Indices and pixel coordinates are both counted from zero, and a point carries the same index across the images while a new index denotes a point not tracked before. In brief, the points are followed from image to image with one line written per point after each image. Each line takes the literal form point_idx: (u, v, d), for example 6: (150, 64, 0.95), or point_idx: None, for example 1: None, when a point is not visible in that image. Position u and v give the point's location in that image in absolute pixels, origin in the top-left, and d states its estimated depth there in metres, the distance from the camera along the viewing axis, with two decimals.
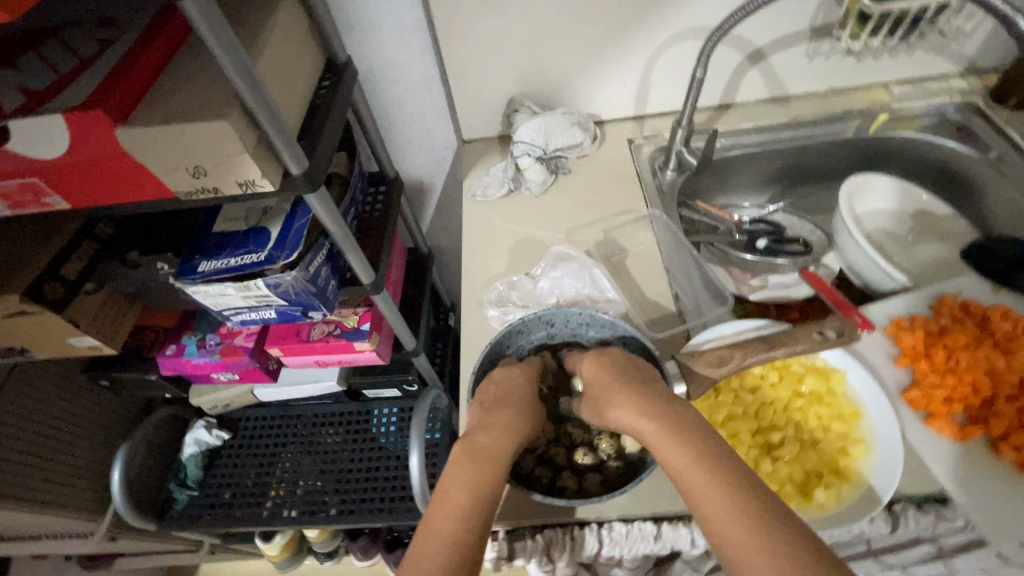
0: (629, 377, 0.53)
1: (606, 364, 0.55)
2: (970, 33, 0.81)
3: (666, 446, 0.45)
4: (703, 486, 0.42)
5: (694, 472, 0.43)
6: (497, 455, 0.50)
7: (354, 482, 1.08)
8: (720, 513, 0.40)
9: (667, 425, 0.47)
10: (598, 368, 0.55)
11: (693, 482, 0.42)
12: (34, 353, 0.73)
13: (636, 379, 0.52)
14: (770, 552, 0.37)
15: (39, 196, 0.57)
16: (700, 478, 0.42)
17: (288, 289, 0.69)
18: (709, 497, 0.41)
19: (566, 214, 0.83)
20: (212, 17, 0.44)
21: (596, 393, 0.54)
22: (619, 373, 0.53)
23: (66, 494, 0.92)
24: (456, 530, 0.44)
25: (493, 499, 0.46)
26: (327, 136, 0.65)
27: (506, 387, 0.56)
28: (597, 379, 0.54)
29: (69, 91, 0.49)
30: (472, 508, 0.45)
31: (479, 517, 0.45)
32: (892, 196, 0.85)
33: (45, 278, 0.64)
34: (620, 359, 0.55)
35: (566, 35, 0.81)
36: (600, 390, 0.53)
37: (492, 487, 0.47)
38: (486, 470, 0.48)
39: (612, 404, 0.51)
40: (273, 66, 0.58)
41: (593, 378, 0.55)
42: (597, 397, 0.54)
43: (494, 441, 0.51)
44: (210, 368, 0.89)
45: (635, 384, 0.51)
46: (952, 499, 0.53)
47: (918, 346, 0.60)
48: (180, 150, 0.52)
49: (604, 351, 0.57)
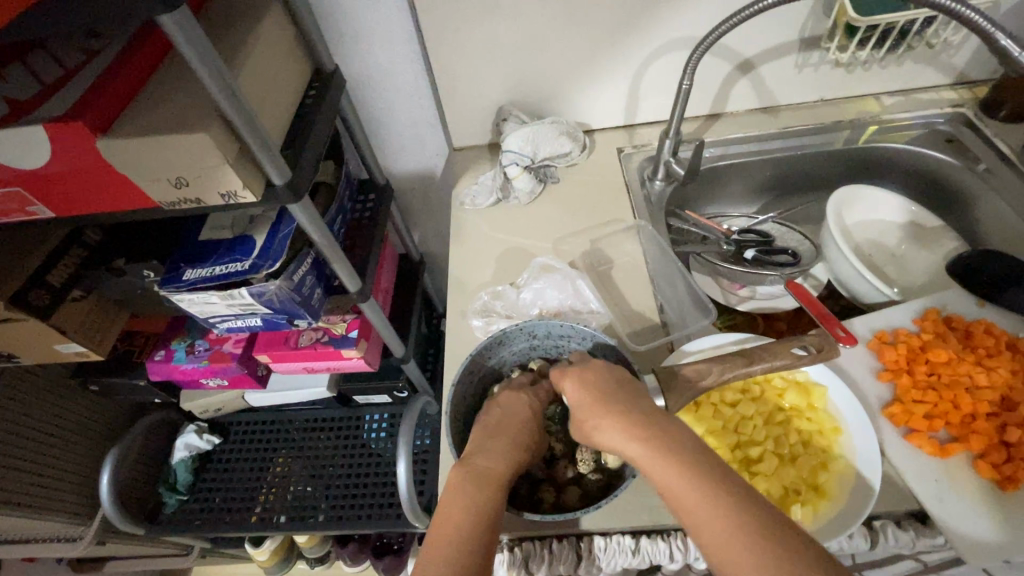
0: (613, 395, 0.50)
1: (590, 381, 0.52)
2: (959, 45, 0.81)
3: (658, 467, 0.43)
4: (695, 503, 0.40)
5: (694, 497, 0.40)
6: (493, 478, 0.50)
7: (343, 488, 1.07)
8: (721, 537, 0.38)
9: (659, 443, 0.44)
10: (581, 386, 0.53)
11: (688, 499, 0.40)
12: (21, 359, 0.73)
13: (619, 398, 0.50)
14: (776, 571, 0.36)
15: (23, 205, 0.57)
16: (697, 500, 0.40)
17: (272, 297, 0.69)
18: (706, 517, 0.39)
19: (553, 223, 0.82)
20: (191, 32, 0.45)
21: (579, 413, 0.51)
22: (603, 391, 0.51)
23: (53, 498, 0.92)
24: (455, 554, 0.43)
25: (491, 523, 0.46)
26: (312, 147, 0.65)
27: (501, 412, 0.57)
28: (580, 397, 0.52)
29: (50, 103, 0.49)
30: (460, 533, 0.45)
31: (472, 540, 0.44)
32: (880, 207, 0.85)
33: (30, 285, 0.65)
34: (601, 375, 0.52)
35: (554, 45, 0.81)
36: (584, 409, 0.51)
37: (490, 513, 0.47)
38: (464, 490, 0.48)
39: (600, 425, 0.49)
40: (255, 77, 0.58)
41: (578, 397, 0.52)
42: (583, 412, 0.51)
43: (485, 464, 0.51)
44: (198, 374, 0.89)
45: (621, 402, 0.49)
46: (932, 516, 0.52)
47: (900, 361, 0.60)
48: (162, 161, 0.53)
49: (585, 366, 0.54)
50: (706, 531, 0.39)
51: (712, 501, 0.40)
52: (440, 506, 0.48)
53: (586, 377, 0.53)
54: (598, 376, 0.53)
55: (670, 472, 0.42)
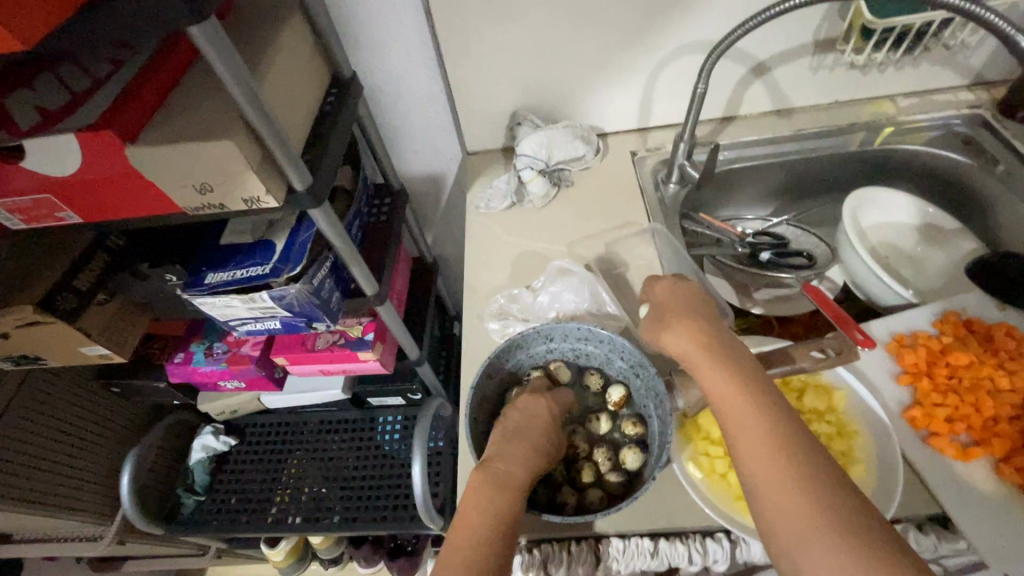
0: (698, 309, 0.56)
1: (679, 293, 0.59)
2: (976, 47, 0.81)
3: (714, 374, 0.49)
4: (731, 400, 0.47)
5: (733, 394, 0.47)
6: (514, 481, 0.50)
7: (358, 490, 1.08)
8: (745, 425, 0.45)
9: (722, 354, 0.50)
10: (670, 294, 0.59)
11: (726, 396, 0.48)
12: (47, 361, 0.75)
13: (699, 312, 0.56)
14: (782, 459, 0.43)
15: (53, 210, 0.58)
16: (742, 408, 0.46)
17: (293, 301, 0.70)
18: (738, 412, 0.46)
19: (567, 226, 0.83)
20: (218, 43, 0.46)
21: (659, 310, 0.58)
22: (686, 303, 0.57)
23: (76, 497, 0.94)
24: (478, 558, 0.45)
25: (508, 524, 0.48)
26: (331, 152, 0.66)
27: (519, 415, 0.57)
28: (660, 306, 0.58)
29: (81, 112, 0.50)
30: (482, 535, 0.46)
31: (493, 539, 0.46)
32: (896, 209, 0.85)
33: (58, 289, 0.66)
34: (692, 294, 0.58)
35: (569, 49, 0.81)
36: (665, 309, 0.57)
37: (506, 516, 0.48)
38: (485, 489, 0.49)
39: (677, 320, 0.55)
40: (278, 85, 0.59)
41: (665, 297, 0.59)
42: (664, 310, 0.58)
43: (506, 466, 0.51)
44: (217, 376, 0.90)
45: (700, 318, 0.55)
46: (953, 520, 0.52)
47: (920, 364, 0.60)
48: (188, 167, 0.54)
49: (681, 281, 0.60)
50: (741, 433, 0.45)
51: (755, 411, 0.46)
52: (462, 508, 0.49)
53: (678, 291, 0.59)
54: (690, 293, 0.58)
55: (725, 382, 0.48)
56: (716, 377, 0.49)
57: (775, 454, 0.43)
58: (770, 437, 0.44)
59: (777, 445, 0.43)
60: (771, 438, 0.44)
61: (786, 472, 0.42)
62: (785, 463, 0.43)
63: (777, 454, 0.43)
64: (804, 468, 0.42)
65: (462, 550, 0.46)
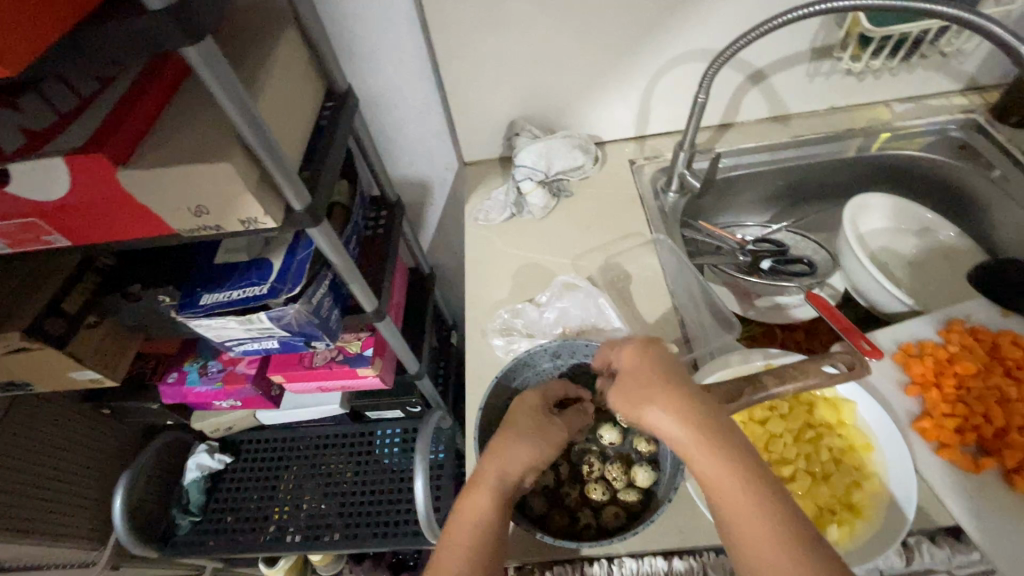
0: (677, 378, 0.48)
1: (654, 359, 0.49)
2: (970, 53, 0.81)
3: (710, 462, 0.42)
4: (716, 472, 0.42)
5: (716, 465, 0.42)
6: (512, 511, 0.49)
7: (358, 506, 1.06)
8: (734, 497, 0.41)
9: (717, 438, 0.43)
10: (641, 361, 0.50)
11: (708, 468, 0.43)
12: (34, 387, 0.72)
13: (680, 383, 0.47)
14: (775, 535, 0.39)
15: (39, 234, 0.56)
16: (747, 501, 0.41)
17: (292, 320, 0.68)
18: (723, 483, 0.42)
19: (569, 239, 0.82)
20: (214, 63, 0.44)
21: (632, 383, 0.49)
22: (661, 371, 0.48)
23: (66, 523, 0.91)
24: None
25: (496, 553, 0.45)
26: (329, 169, 0.64)
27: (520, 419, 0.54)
28: (627, 380, 0.50)
29: (69, 134, 0.48)
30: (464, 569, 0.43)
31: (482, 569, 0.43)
32: (892, 215, 0.85)
33: (46, 313, 0.64)
34: (667, 357, 0.50)
35: (566, 59, 0.81)
36: (638, 382, 0.48)
37: (497, 520, 0.46)
38: (482, 494, 0.47)
39: (653, 399, 0.46)
40: (274, 102, 0.57)
41: (635, 365, 0.50)
42: (635, 382, 0.49)
43: (503, 467, 0.48)
44: (212, 396, 0.88)
45: (682, 389, 0.47)
46: (967, 531, 0.52)
47: (927, 374, 0.60)
48: (183, 190, 0.52)
49: (651, 341, 0.51)
50: (736, 515, 0.41)
51: (760, 504, 0.40)
52: (456, 512, 0.47)
53: (649, 356, 0.50)
54: (663, 355, 0.50)
55: (724, 469, 0.42)
56: (712, 464, 0.42)
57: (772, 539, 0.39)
58: (783, 540, 0.39)
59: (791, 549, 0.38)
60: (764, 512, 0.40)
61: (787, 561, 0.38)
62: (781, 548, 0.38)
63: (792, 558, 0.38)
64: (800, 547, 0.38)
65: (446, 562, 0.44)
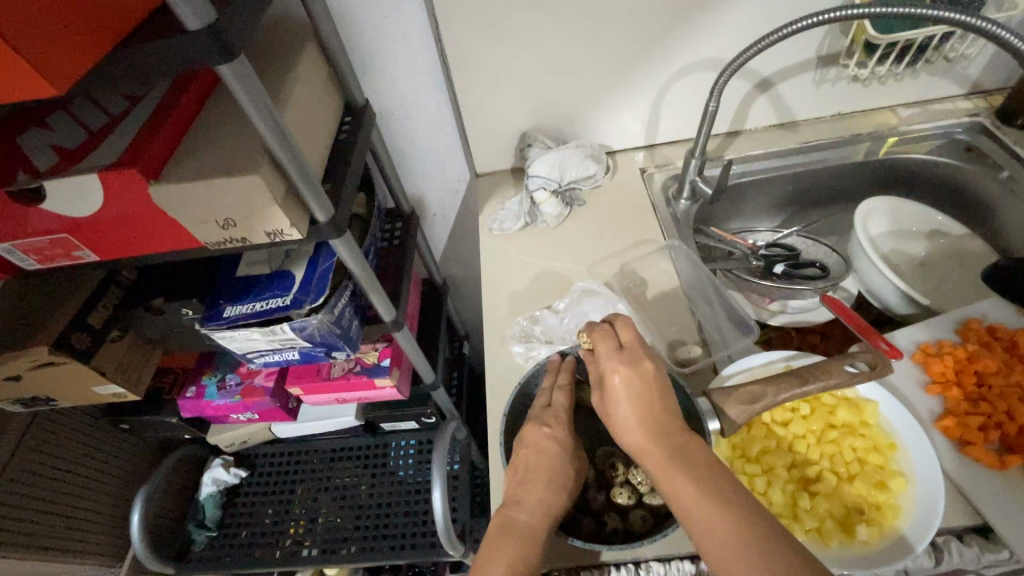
0: (655, 405, 0.50)
1: (639, 385, 0.52)
2: (974, 57, 0.83)
3: (680, 480, 0.46)
4: (671, 475, 0.46)
5: (671, 469, 0.47)
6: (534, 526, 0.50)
7: (374, 518, 1.06)
8: (688, 495, 0.45)
9: (688, 459, 0.47)
10: (632, 388, 0.51)
11: (667, 474, 0.47)
12: (58, 401, 0.73)
13: (658, 406, 0.50)
14: (725, 519, 0.43)
15: (69, 249, 0.57)
16: (693, 493, 0.45)
17: (313, 331, 0.69)
18: (679, 483, 0.46)
19: (584, 246, 0.83)
20: (247, 81, 0.45)
21: (619, 409, 0.51)
22: (646, 397, 0.51)
23: (81, 538, 0.90)
24: None
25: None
26: (350, 181, 0.66)
27: (523, 457, 0.55)
28: (612, 397, 0.52)
29: (102, 151, 0.50)
30: None
31: None
32: (905, 217, 0.86)
33: (73, 328, 0.65)
34: (649, 382, 0.52)
35: (576, 71, 0.82)
36: (623, 407, 0.51)
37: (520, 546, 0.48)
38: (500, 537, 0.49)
39: (626, 422, 0.51)
40: (298, 116, 0.59)
41: (619, 393, 0.52)
42: (613, 407, 0.52)
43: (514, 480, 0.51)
44: (231, 409, 0.89)
45: (655, 411, 0.50)
46: (995, 529, 0.52)
47: (948, 373, 0.61)
48: (212, 203, 0.53)
49: (635, 364, 0.52)
50: (696, 510, 0.44)
51: (702, 492, 0.44)
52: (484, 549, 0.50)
53: (637, 382, 0.52)
54: (646, 379, 0.52)
55: (688, 485, 0.45)
56: (678, 480, 0.46)
57: (727, 524, 0.42)
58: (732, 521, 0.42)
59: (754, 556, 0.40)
60: (715, 503, 0.44)
61: (740, 544, 0.41)
62: (739, 534, 0.42)
63: (735, 536, 0.42)
64: (752, 533, 0.42)
65: None
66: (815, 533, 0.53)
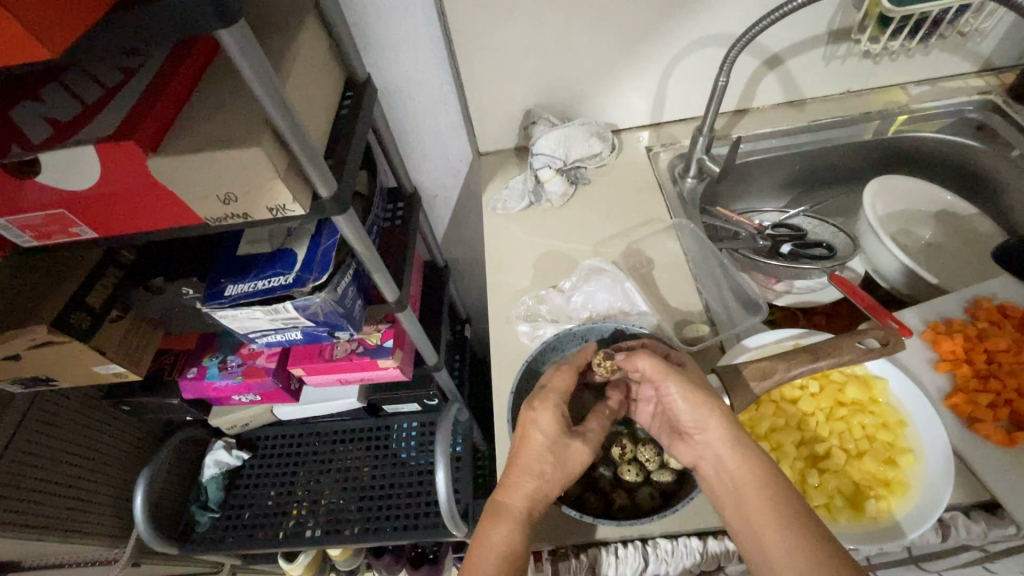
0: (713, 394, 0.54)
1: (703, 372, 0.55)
2: (989, 32, 0.81)
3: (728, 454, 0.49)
4: (720, 449, 0.50)
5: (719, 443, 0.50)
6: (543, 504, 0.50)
7: (377, 500, 1.06)
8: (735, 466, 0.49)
9: (739, 462, 0.48)
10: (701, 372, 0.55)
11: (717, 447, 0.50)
12: (59, 382, 0.72)
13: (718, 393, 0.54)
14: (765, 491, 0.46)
15: (66, 226, 0.56)
16: (736, 467, 0.48)
17: (317, 310, 0.68)
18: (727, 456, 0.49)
19: (590, 225, 0.82)
20: (246, 45, 0.43)
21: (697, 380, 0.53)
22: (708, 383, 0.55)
23: (84, 518, 0.89)
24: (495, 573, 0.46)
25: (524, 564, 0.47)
26: (352, 157, 0.64)
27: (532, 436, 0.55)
28: (694, 378, 0.53)
29: (98, 122, 0.48)
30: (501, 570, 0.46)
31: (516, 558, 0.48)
32: (917, 197, 0.85)
33: (72, 307, 0.64)
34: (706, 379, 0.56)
35: (582, 47, 0.81)
36: (698, 380, 0.53)
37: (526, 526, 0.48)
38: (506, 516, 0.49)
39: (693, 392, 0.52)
40: (299, 88, 0.57)
41: (695, 370, 0.55)
42: (695, 378, 0.53)
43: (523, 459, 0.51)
44: (233, 390, 0.88)
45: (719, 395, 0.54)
46: (1003, 505, 0.52)
47: (957, 351, 0.61)
48: (213, 177, 0.52)
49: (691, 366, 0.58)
50: (741, 481, 0.48)
51: (747, 465, 0.48)
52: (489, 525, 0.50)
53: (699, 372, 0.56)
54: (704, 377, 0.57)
55: (739, 463, 0.48)
56: (726, 454, 0.49)
57: (767, 497, 0.46)
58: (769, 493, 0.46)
59: (811, 565, 0.41)
60: (757, 476, 0.47)
61: (777, 513, 0.45)
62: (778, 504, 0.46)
63: (774, 504, 0.46)
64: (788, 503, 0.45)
65: (481, 561, 0.47)
66: (824, 509, 0.53)
